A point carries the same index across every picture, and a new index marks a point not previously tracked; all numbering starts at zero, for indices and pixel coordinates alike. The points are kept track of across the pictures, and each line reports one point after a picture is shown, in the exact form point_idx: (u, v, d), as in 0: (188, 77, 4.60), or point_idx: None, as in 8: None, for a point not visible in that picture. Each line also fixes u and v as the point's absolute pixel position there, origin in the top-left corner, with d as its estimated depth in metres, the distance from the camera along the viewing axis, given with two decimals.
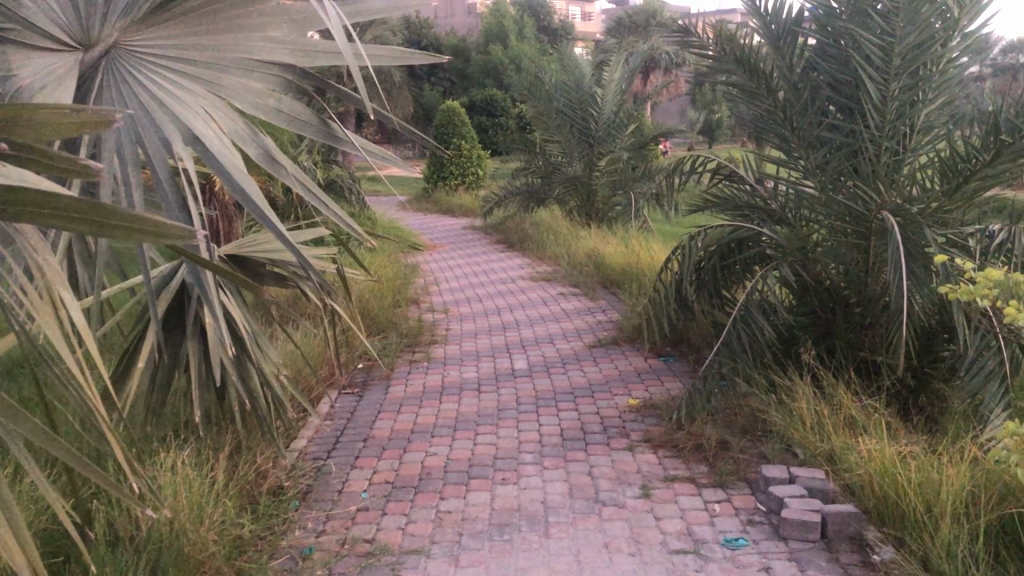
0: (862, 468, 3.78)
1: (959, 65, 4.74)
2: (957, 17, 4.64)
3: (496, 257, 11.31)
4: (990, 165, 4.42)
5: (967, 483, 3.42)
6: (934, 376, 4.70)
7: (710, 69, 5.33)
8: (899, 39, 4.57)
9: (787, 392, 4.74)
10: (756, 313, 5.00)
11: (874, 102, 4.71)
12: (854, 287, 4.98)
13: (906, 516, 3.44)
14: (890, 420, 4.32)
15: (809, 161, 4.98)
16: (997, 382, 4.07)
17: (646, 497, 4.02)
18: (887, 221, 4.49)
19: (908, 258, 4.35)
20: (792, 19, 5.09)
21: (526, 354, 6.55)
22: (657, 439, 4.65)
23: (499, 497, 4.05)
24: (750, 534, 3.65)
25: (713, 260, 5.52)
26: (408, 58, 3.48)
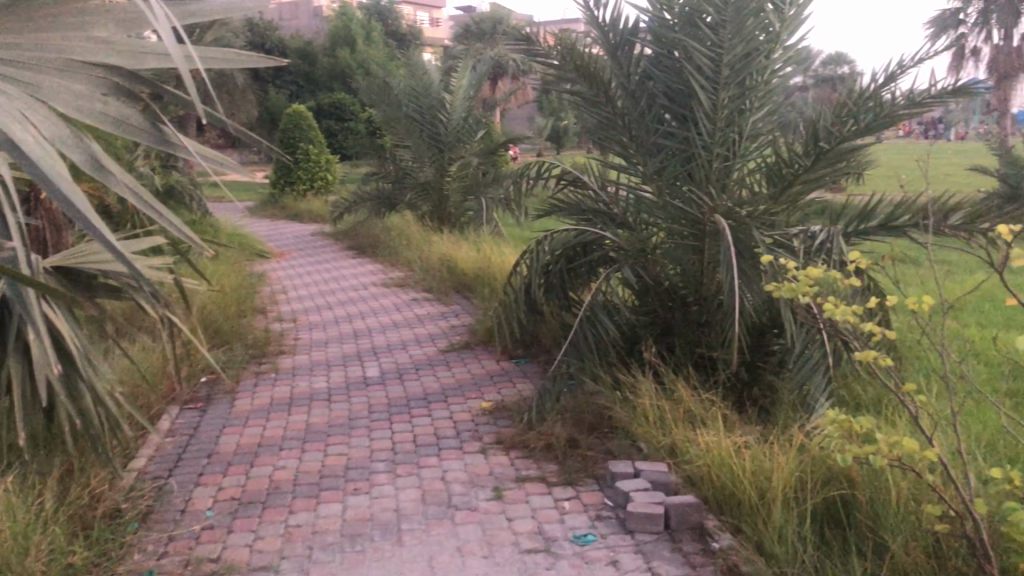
0: (701, 459, 3.95)
1: (782, 75, 5.08)
2: (778, 31, 5.00)
3: (347, 263, 11.15)
4: (810, 169, 4.81)
5: (795, 468, 3.64)
6: (766, 368, 4.99)
7: (554, 78, 5.43)
8: (727, 49, 4.83)
9: (631, 389, 4.91)
10: (601, 313, 5.14)
11: (705, 110, 4.95)
12: (692, 287, 5.20)
13: (742, 504, 3.63)
14: (726, 412, 4.56)
15: (647, 166, 5.16)
16: (821, 373, 4.38)
17: (498, 499, 4.06)
18: (719, 224, 4.72)
19: (740, 259, 4.58)
20: (628, 29, 5.31)
21: (378, 361, 6.49)
22: (508, 440, 4.71)
23: (350, 508, 4.00)
24: (598, 529, 3.75)
25: (561, 263, 5.66)
26: (248, 61, 3.37)
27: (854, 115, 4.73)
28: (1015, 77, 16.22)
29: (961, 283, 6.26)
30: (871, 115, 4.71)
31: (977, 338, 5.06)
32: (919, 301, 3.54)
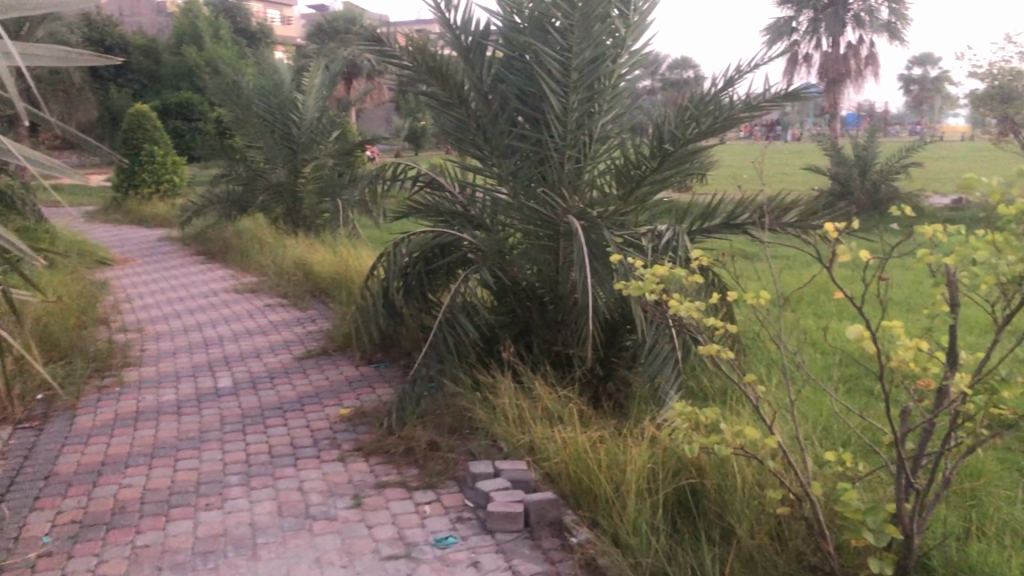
0: (559, 456, 4.02)
1: (629, 78, 5.27)
2: (624, 35, 5.16)
3: (198, 269, 10.74)
4: (656, 171, 4.99)
5: (648, 460, 3.75)
6: (620, 364, 5.14)
7: (408, 79, 5.38)
8: (575, 54, 4.94)
9: (491, 389, 4.95)
10: (460, 315, 5.15)
11: (556, 113, 5.03)
12: (548, 286, 5.28)
13: (598, 498, 3.72)
14: (582, 408, 4.66)
15: (502, 168, 5.24)
16: (671, 366, 4.55)
17: (357, 507, 4.00)
18: (573, 225, 4.83)
19: (592, 259, 4.68)
20: (480, 32, 5.37)
21: (231, 370, 6.28)
22: (368, 446, 4.65)
23: (202, 525, 3.85)
24: (459, 531, 3.76)
25: (419, 265, 5.67)
26: (81, 59, 3.15)
27: (696, 118, 4.92)
28: (843, 82, 17.29)
29: (797, 278, 6.62)
30: (713, 119, 4.93)
31: (813, 329, 5.36)
32: (758, 294, 3.72)
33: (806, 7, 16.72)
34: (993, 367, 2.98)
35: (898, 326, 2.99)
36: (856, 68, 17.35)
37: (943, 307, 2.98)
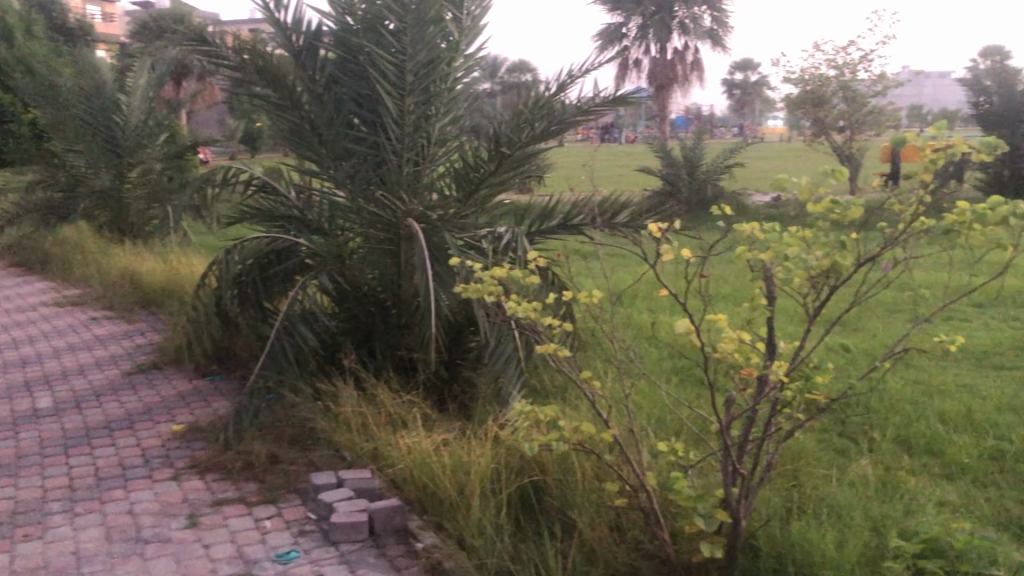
0: (402, 462, 3.99)
1: (463, 82, 5.30)
2: (458, 39, 5.19)
3: (12, 282, 9.97)
4: (494, 173, 5.03)
5: (491, 461, 3.77)
6: (464, 365, 5.16)
7: (236, 80, 5.21)
8: (410, 56, 4.91)
9: (333, 398, 4.86)
10: (299, 323, 5.01)
11: (392, 115, 4.97)
12: (390, 290, 5.20)
13: (443, 502, 3.71)
14: (426, 412, 4.65)
15: (338, 171, 5.14)
16: (513, 366, 4.61)
17: (193, 527, 3.83)
18: (412, 228, 4.78)
19: (433, 261, 4.67)
20: (312, 32, 5.23)
21: (52, 390, 5.87)
22: (204, 463, 4.46)
23: (20, 557, 3.57)
24: (301, 545, 3.66)
25: (254, 273, 5.48)
26: None
27: (530, 122, 5.03)
28: (671, 86, 18.02)
29: (633, 274, 6.85)
30: (548, 122, 5.02)
31: (647, 324, 5.56)
32: (594, 293, 3.83)
33: (635, 14, 17.31)
34: (806, 355, 3.19)
35: (723, 319, 3.14)
36: (683, 73, 18.12)
37: (762, 300, 3.16)
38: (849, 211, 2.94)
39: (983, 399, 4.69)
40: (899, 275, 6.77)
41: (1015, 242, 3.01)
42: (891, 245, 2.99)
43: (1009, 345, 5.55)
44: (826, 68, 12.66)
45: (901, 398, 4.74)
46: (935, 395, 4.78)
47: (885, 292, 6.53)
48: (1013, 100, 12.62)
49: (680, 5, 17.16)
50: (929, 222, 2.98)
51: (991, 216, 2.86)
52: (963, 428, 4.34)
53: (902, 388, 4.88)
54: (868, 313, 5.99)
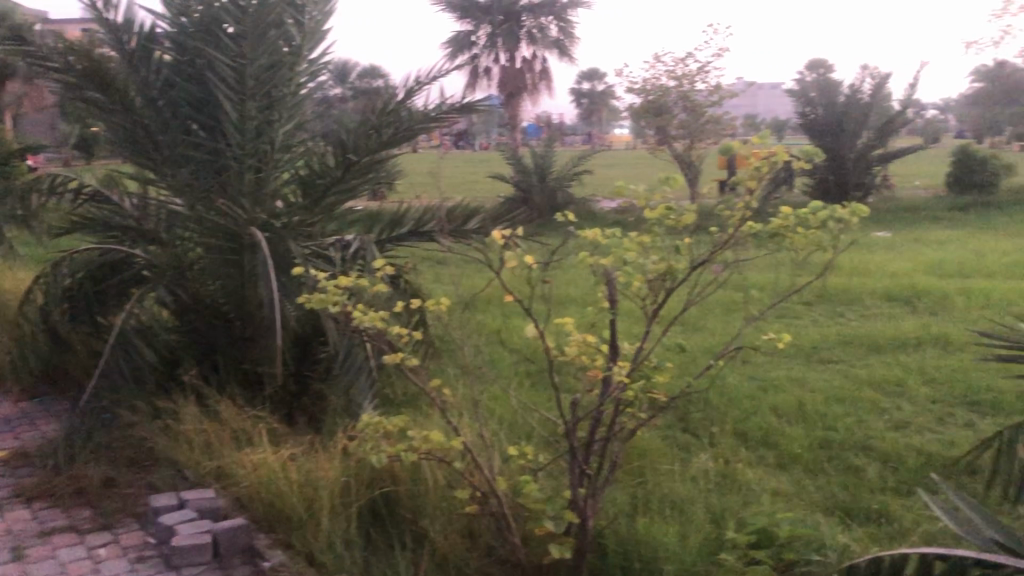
0: (247, 479, 3.84)
1: (306, 88, 5.21)
2: (300, 44, 5.08)
3: None
4: (341, 180, 4.94)
5: (340, 474, 3.69)
6: (313, 377, 5.03)
7: (62, 83, 4.91)
8: (250, 60, 4.77)
9: (174, 416, 4.64)
10: (135, 338, 4.77)
11: (232, 120, 4.81)
12: (232, 302, 4.97)
13: (291, 519, 3.61)
14: (274, 426, 4.52)
15: (176, 178, 4.87)
16: (364, 376, 4.53)
17: (17, 561, 3.56)
18: (255, 238, 4.56)
19: (278, 270, 4.56)
20: (144, 33, 5.04)
21: None
22: (30, 491, 4.16)
23: None
24: (139, 572, 3.47)
25: (85, 287, 5.22)
26: None
27: (378, 128, 4.96)
28: (520, 94, 18.26)
29: (483, 280, 6.89)
30: (395, 130, 4.98)
31: (499, 329, 5.61)
32: (443, 301, 3.82)
33: (484, 22, 17.42)
34: (647, 356, 3.29)
35: (568, 324, 3.19)
36: (532, 82, 18.26)
37: (604, 303, 3.25)
38: (682, 216, 3.05)
39: (812, 391, 4.97)
40: (735, 276, 7.11)
41: (834, 244, 3.20)
42: (721, 248, 3.13)
43: (835, 340, 5.92)
44: (666, 79, 13.19)
45: (739, 393, 4.96)
46: (770, 390, 5.03)
47: (723, 292, 6.84)
48: (835, 111, 13.53)
49: (528, 15, 17.42)
50: (756, 226, 3.13)
51: (812, 220, 3.03)
52: (794, 420, 4.59)
53: (740, 384, 5.10)
54: (708, 313, 6.24)
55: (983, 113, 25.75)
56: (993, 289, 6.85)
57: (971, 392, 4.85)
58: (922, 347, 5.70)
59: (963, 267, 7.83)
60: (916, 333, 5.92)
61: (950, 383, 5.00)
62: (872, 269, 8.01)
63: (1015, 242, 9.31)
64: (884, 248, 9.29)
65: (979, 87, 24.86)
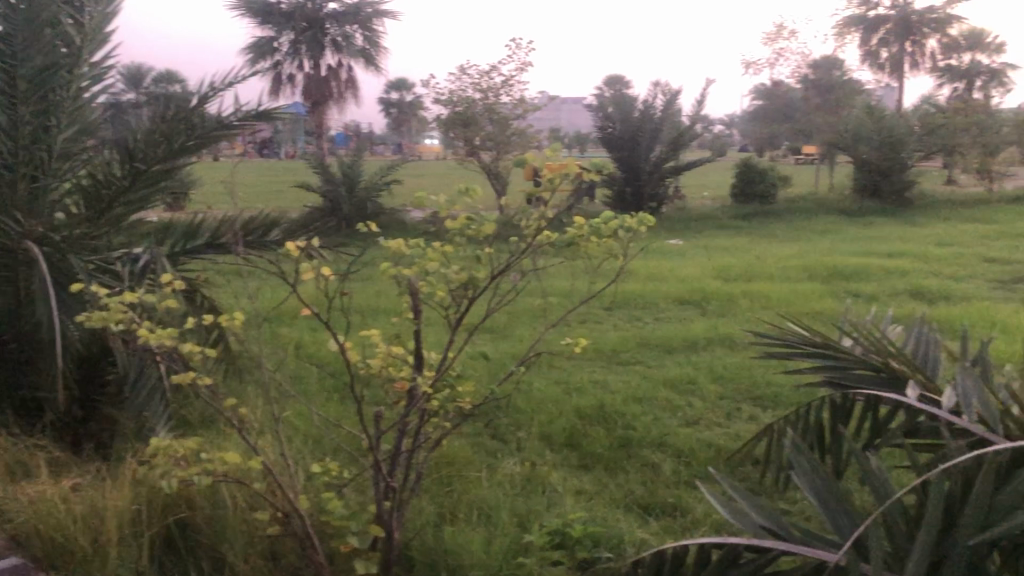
0: (23, 515, 3.52)
1: (87, 92, 4.90)
2: (79, 47, 4.80)
3: None
4: (128, 190, 4.67)
5: (130, 503, 3.46)
6: (102, 401, 4.69)
7: None
8: (22, 62, 4.51)
9: None
10: None
11: (3, 125, 4.46)
12: (9, 324, 4.55)
13: (75, 555, 3.34)
14: (55, 456, 4.19)
15: None
16: (159, 398, 4.19)
17: None
18: (30, 251, 4.23)
19: (56, 286, 4.23)
20: None
21: None
22: None
23: None
24: None
25: None
26: None
27: (167, 136, 4.70)
28: (326, 103, 17.96)
29: (288, 292, 6.72)
30: (186, 137, 4.72)
31: (304, 342, 5.48)
32: (239, 315, 3.67)
33: (286, 29, 16.99)
34: (450, 366, 3.30)
35: (371, 336, 3.14)
36: (338, 92, 17.99)
37: (407, 314, 3.24)
38: (482, 226, 3.09)
39: (612, 393, 5.18)
40: (540, 283, 7.31)
41: (625, 252, 3.35)
42: (519, 257, 3.20)
43: (633, 342, 6.20)
44: (472, 91, 13.41)
45: (544, 398, 5.08)
46: (573, 392, 5.20)
47: (528, 299, 7.01)
48: (631, 125, 14.20)
49: (332, 23, 17.18)
50: (552, 236, 3.22)
51: (604, 229, 3.18)
52: (596, 421, 4.75)
53: (545, 389, 5.24)
54: (513, 320, 6.37)
55: (762, 128, 27.87)
56: (771, 291, 7.41)
57: (754, 387, 5.21)
58: (711, 347, 6.06)
59: (746, 272, 8.41)
60: (706, 334, 6.29)
61: (735, 379, 5.35)
62: (665, 275, 8.45)
63: (790, 247, 10.13)
64: (676, 254, 9.85)
65: (758, 104, 26.90)
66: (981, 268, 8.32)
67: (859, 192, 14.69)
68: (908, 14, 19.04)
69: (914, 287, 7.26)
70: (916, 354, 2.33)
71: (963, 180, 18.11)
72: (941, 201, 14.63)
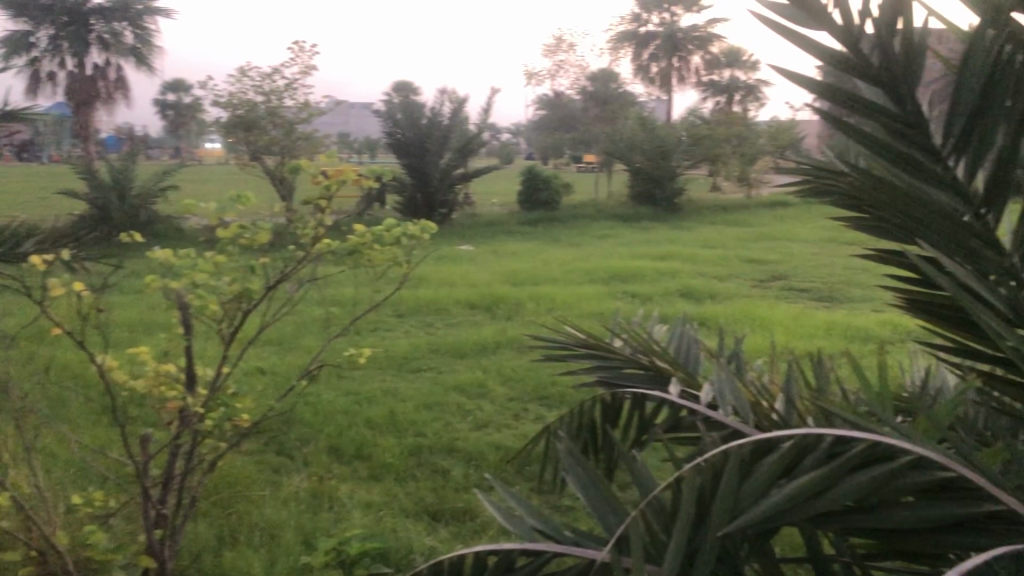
0: None
1: None
2: None
3: None
4: None
5: None
6: None
7: None
8: None
9: None
10: None
11: None
12: None
13: None
14: None
15: None
16: None
17: None
18: None
19: None
20: None
21: None
22: None
23: None
24: None
25: None
26: None
27: None
28: (93, 104, 16.76)
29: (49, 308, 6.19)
30: None
31: (66, 362, 5.05)
32: None
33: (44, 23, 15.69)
34: (226, 382, 3.14)
35: (138, 353, 2.93)
36: (106, 92, 16.85)
37: (177, 330, 3.05)
38: (257, 234, 2.96)
39: (402, 401, 5.15)
40: (327, 292, 7.15)
41: (408, 259, 3.32)
42: (297, 267, 3.09)
43: (423, 349, 6.19)
44: (253, 94, 12.95)
45: (332, 409, 4.97)
46: (363, 403, 5.11)
47: (316, 308, 6.84)
48: (419, 131, 14.25)
49: (98, 19, 16.05)
50: (332, 243, 3.13)
51: (386, 237, 3.15)
52: (386, 430, 4.70)
53: (333, 400, 5.12)
54: (299, 330, 6.19)
55: (547, 137, 28.85)
56: (556, 294, 7.65)
57: (541, 387, 5.34)
58: (500, 350, 6.17)
59: (532, 276, 8.65)
60: (494, 337, 6.39)
61: (523, 381, 5.46)
62: (454, 280, 8.53)
63: (574, 251, 10.54)
64: (465, 260, 9.97)
65: (543, 113, 27.82)
66: (742, 269, 9.01)
67: (636, 197, 15.51)
68: (675, 31, 20.39)
69: (685, 287, 7.74)
70: (679, 353, 2.46)
71: (727, 187, 19.58)
72: (707, 207, 15.72)
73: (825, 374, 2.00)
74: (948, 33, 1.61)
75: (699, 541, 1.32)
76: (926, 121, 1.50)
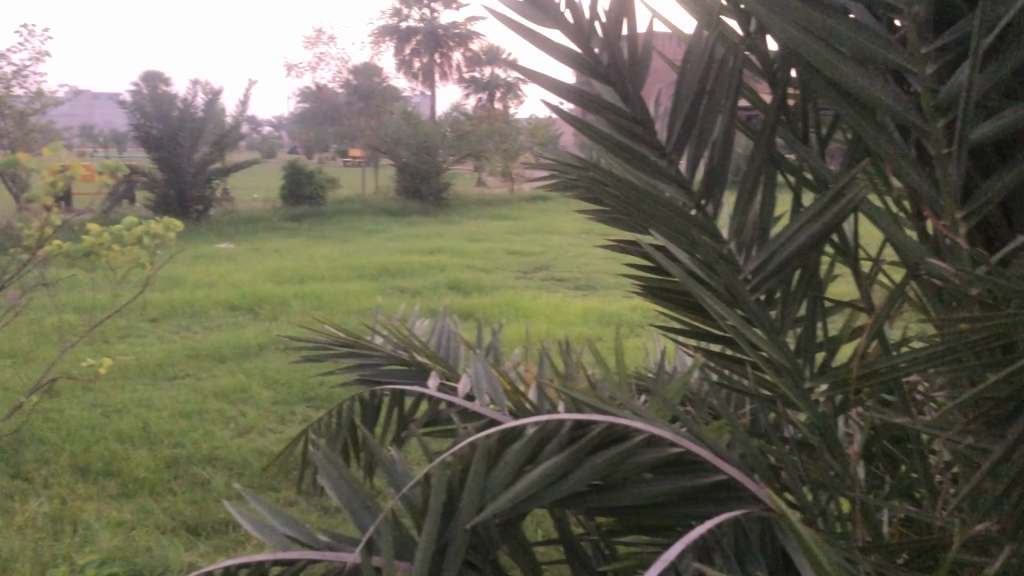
0: None
1: None
2: None
3: None
4: None
5: None
6: None
7: None
8: None
9: None
10: None
11: None
12: None
13: None
14: None
15: None
16: None
17: None
18: None
19: None
20: None
21: None
22: None
23: None
24: None
25: None
26: None
27: None
28: None
29: None
30: None
31: None
32: None
33: None
34: None
35: None
36: None
37: None
38: None
39: (156, 411, 4.84)
40: (66, 298, 6.58)
41: (152, 261, 3.12)
42: (21, 272, 2.81)
43: (179, 354, 5.84)
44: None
45: (76, 425, 4.58)
46: (112, 416, 4.75)
47: (54, 316, 6.27)
48: (170, 124, 13.44)
49: None
50: (63, 245, 2.87)
51: (126, 237, 2.94)
52: (138, 443, 4.40)
53: (78, 415, 4.73)
54: (35, 341, 5.65)
55: (311, 130, 28.19)
56: (322, 291, 7.49)
57: (307, 389, 5.21)
58: (263, 352, 5.95)
59: (296, 273, 8.42)
60: (257, 339, 6.16)
61: (288, 383, 5.30)
62: (212, 280, 8.13)
63: (339, 247, 10.37)
64: (224, 259, 9.54)
65: (305, 107, 27.14)
66: (506, 261, 9.26)
67: (402, 193, 15.54)
68: (435, 28, 20.57)
69: (451, 281, 7.83)
70: (438, 347, 2.47)
71: (490, 181, 20.08)
72: (472, 201, 16.03)
73: (575, 360, 2.08)
74: (672, 35, 1.71)
75: (447, 536, 1.35)
76: (651, 119, 1.59)
